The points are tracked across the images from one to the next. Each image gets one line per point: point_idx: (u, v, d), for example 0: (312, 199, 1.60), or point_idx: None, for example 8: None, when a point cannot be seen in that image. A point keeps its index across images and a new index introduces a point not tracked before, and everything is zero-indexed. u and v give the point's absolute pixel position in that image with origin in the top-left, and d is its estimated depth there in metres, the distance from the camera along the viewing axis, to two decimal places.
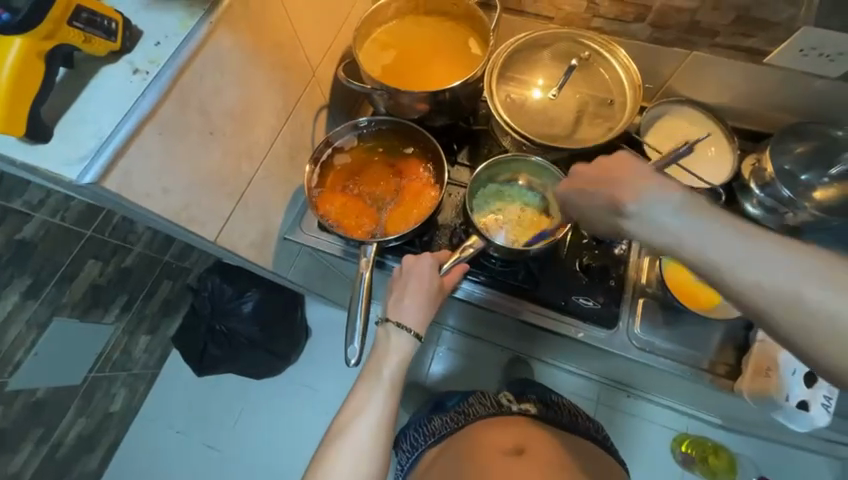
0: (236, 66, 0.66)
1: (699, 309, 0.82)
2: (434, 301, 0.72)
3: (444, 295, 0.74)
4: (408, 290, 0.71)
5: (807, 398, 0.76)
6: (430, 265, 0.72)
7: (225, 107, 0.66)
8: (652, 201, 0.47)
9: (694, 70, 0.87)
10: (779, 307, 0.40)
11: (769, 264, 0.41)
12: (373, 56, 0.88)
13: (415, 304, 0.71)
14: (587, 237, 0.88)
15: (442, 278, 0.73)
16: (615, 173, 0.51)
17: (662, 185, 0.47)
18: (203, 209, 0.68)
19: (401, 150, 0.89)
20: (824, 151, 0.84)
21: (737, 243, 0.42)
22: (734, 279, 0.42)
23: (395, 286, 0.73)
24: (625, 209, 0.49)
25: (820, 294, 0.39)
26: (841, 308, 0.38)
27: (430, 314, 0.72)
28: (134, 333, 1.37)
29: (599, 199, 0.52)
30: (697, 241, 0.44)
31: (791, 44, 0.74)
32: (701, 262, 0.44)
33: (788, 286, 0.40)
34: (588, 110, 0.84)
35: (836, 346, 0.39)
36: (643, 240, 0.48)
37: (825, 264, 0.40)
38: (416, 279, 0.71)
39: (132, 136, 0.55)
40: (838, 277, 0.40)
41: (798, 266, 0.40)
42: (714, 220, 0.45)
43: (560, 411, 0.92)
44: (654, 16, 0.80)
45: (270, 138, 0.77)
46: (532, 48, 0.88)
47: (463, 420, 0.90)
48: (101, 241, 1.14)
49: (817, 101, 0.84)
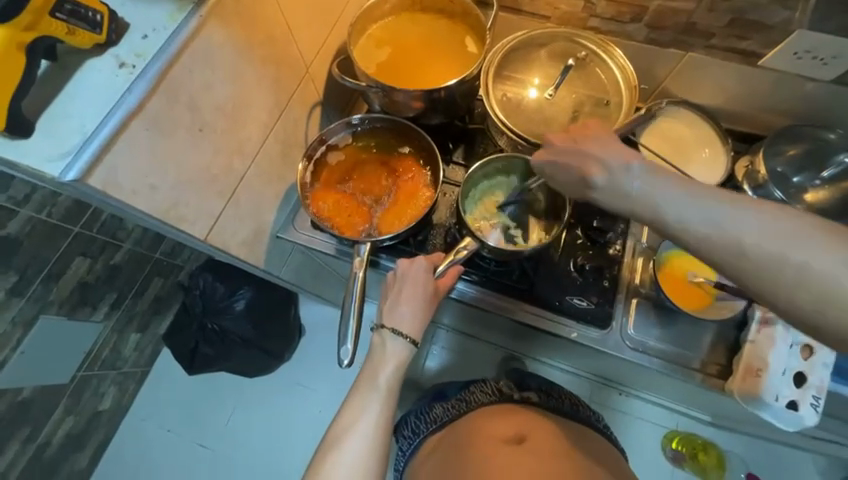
0: (227, 61, 0.64)
1: (693, 310, 0.83)
2: (429, 304, 0.71)
3: (439, 298, 0.74)
4: (403, 294, 0.71)
5: (797, 398, 0.77)
6: (424, 268, 0.72)
7: (215, 103, 0.64)
8: (613, 168, 0.50)
9: (690, 71, 0.87)
10: (729, 255, 0.42)
11: (720, 216, 0.43)
12: (368, 52, 0.87)
13: (410, 309, 0.70)
14: (582, 237, 0.88)
15: (437, 280, 0.73)
16: (581, 145, 0.53)
17: (621, 152, 0.50)
18: (192, 207, 0.66)
19: (395, 149, 0.88)
20: (815, 153, 0.85)
21: (691, 199, 0.44)
22: (686, 232, 0.44)
23: (390, 290, 0.72)
24: (591, 179, 0.51)
25: (765, 239, 0.41)
26: (793, 253, 0.39)
27: (426, 318, 0.71)
28: (123, 331, 1.35)
29: (565, 169, 0.54)
30: (653, 200, 0.46)
31: (786, 46, 0.75)
32: (656, 218, 0.46)
33: (738, 235, 0.42)
34: (584, 110, 0.84)
35: (793, 290, 0.39)
36: (608, 205, 0.50)
37: (778, 212, 0.42)
38: (411, 283, 0.71)
39: (119, 131, 0.53)
40: (791, 224, 0.41)
41: (752, 217, 0.42)
42: (671, 180, 0.47)
43: (561, 400, 0.92)
44: (650, 17, 0.80)
45: (262, 134, 0.76)
46: (528, 47, 0.88)
47: (464, 408, 0.91)
48: (89, 238, 1.12)
49: (810, 104, 0.84)
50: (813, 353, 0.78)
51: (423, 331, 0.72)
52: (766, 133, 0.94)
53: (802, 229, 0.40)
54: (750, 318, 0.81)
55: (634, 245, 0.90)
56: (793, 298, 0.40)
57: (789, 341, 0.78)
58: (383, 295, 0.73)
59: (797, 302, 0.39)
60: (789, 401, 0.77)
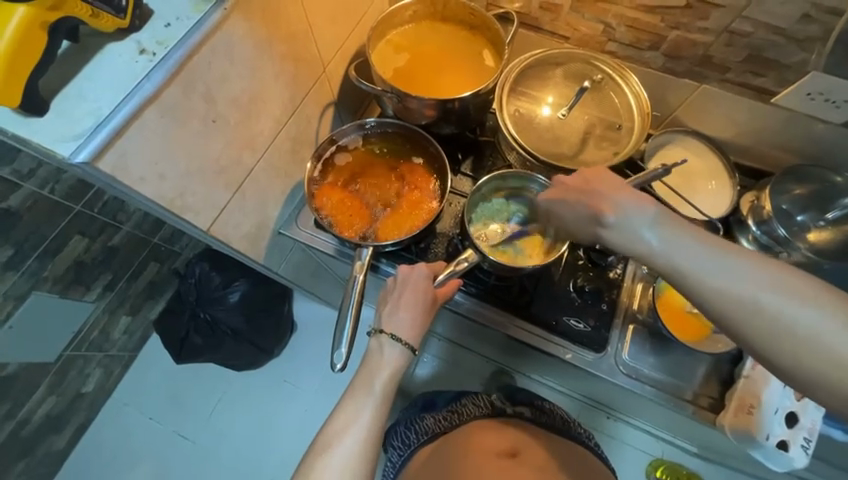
0: (246, 55, 0.64)
1: (689, 340, 0.82)
2: (428, 312, 0.71)
3: (438, 308, 0.73)
4: (402, 301, 0.70)
5: (788, 438, 0.77)
6: (425, 276, 0.71)
7: (230, 96, 0.64)
8: (627, 211, 0.51)
9: (702, 102, 0.88)
10: (743, 312, 0.42)
11: (735, 272, 0.43)
12: (385, 58, 0.87)
13: (408, 316, 0.70)
14: (584, 258, 0.88)
15: (435, 291, 0.72)
16: (594, 185, 0.55)
17: (637, 198, 0.51)
18: (198, 197, 0.66)
19: (405, 155, 0.88)
20: (821, 194, 0.85)
21: (703, 252, 0.46)
22: (702, 286, 0.44)
23: (389, 294, 0.72)
24: (606, 220, 0.52)
25: (776, 299, 0.42)
26: (798, 316, 0.41)
27: (424, 326, 0.71)
28: (114, 313, 1.34)
29: (579, 208, 0.56)
30: (667, 250, 0.47)
31: (799, 87, 0.76)
32: (665, 266, 0.47)
33: (749, 293, 0.42)
34: (596, 132, 0.84)
35: (792, 352, 0.41)
36: (621, 248, 0.51)
37: (786, 276, 0.43)
38: (410, 289, 0.71)
39: (133, 117, 0.53)
40: (797, 287, 0.42)
41: (763, 277, 0.43)
42: (684, 232, 0.48)
43: (553, 416, 0.91)
44: (668, 46, 0.81)
45: (274, 130, 0.76)
46: (545, 65, 0.88)
47: (455, 421, 0.89)
48: (90, 217, 1.11)
49: (819, 145, 0.85)
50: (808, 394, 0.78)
51: (421, 339, 0.71)
52: (773, 170, 0.94)
53: (809, 295, 0.42)
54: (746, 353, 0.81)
55: (634, 270, 0.90)
56: (794, 360, 0.41)
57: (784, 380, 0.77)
58: (381, 300, 0.73)
59: (798, 366, 0.41)
60: (779, 441, 0.77)
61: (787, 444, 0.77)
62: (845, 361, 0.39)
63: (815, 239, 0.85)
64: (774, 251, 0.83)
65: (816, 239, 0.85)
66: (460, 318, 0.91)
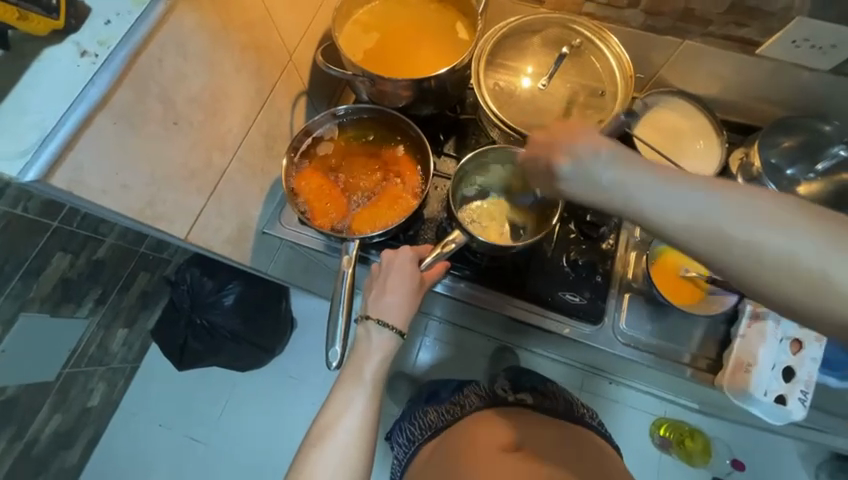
0: (199, 48, 0.60)
1: (685, 304, 0.82)
2: (415, 296, 0.70)
3: (426, 292, 0.72)
4: (388, 285, 0.69)
5: (785, 392, 0.77)
6: (410, 259, 0.70)
7: (188, 94, 0.61)
8: (583, 158, 0.46)
9: (685, 60, 0.85)
10: (711, 243, 0.40)
11: (703, 204, 0.40)
12: (353, 40, 0.83)
13: (396, 300, 0.68)
14: (575, 232, 0.87)
15: (422, 273, 0.71)
16: (551, 138, 0.50)
17: (591, 142, 0.46)
18: (171, 204, 0.63)
19: (385, 141, 0.85)
20: (810, 146, 0.84)
21: (671, 189, 0.41)
22: (672, 223, 0.41)
23: (376, 280, 0.70)
24: (560, 170, 0.48)
25: (743, 225, 0.39)
26: (776, 242, 0.38)
27: (412, 310, 0.69)
28: (109, 326, 1.32)
29: (539, 162, 0.50)
30: (628, 191, 0.43)
31: (784, 35, 0.72)
32: (635, 211, 0.43)
33: (716, 221, 0.39)
34: (578, 101, 0.81)
35: (774, 283, 0.38)
36: (582, 198, 0.47)
37: (755, 199, 0.39)
38: (395, 274, 0.69)
39: (82, 125, 0.49)
40: (773, 211, 0.38)
41: (732, 203, 0.39)
42: (645, 169, 0.43)
43: (556, 400, 0.92)
44: (648, 3, 0.77)
45: (242, 127, 0.72)
46: (521, 34, 0.84)
47: (460, 412, 0.91)
48: (69, 233, 1.07)
49: (806, 95, 0.83)
50: (803, 347, 0.78)
51: (410, 322, 0.70)
52: (761, 125, 0.92)
53: (778, 213, 0.38)
54: (741, 312, 0.81)
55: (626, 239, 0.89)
56: (778, 292, 0.38)
57: (778, 335, 0.77)
58: (367, 287, 0.71)
59: (783, 291, 0.38)
60: (776, 396, 0.77)
61: (784, 398, 0.77)
62: (829, 279, 0.36)
63: (804, 193, 0.84)
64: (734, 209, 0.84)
65: (806, 193, 0.84)
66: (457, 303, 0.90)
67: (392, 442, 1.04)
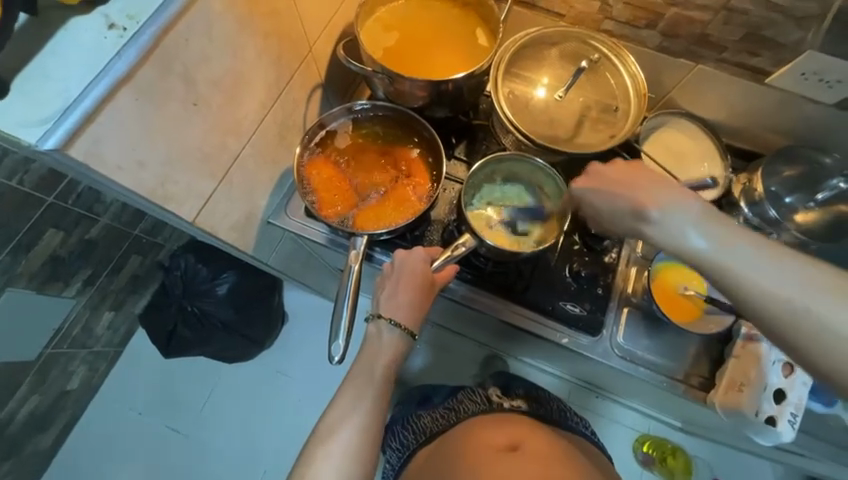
0: (225, 31, 0.60)
1: (684, 322, 0.83)
2: (426, 298, 0.69)
3: (436, 293, 0.71)
4: (400, 285, 0.69)
5: (775, 413, 0.77)
6: (422, 259, 0.70)
7: (211, 77, 0.60)
8: (675, 208, 0.49)
9: (695, 84, 0.87)
10: (786, 316, 0.43)
11: (783, 276, 0.44)
12: (374, 37, 0.83)
13: (407, 299, 0.68)
14: (579, 243, 0.88)
15: (434, 274, 0.71)
16: (636, 179, 0.52)
17: (682, 195, 0.50)
18: (183, 186, 0.62)
19: (398, 140, 0.85)
20: (810, 176, 0.87)
21: (757, 258, 0.45)
22: (755, 290, 0.44)
23: (387, 280, 0.70)
24: (648, 215, 0.50)
25: (818, 302, 0.42)
26: (845, 324, 0.41)
27: (422, 311, 0.69)
28: (96, 309, 1.29)
29: (620, 203, 0.53)
30: (718, 253, 0.46)
31: (794, 66, 0.75)
32: (709, 269, 0.47)
33: (794, 296, 0.43)
34: (591, 115, 0.83)
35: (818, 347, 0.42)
36: (664, 246, 0.50)
37: (825, 277, 0.44)
38: (406, 274, 0.69)
39: (106, 99, 0.49)
40: (840, 290, 0.43)
41: (808, 279, 0.43)
42: (733, 234, 0.47)
43: (549, 407, 0.93)
44: (665, 25, 0.78)
45: (258, 116, 0.72)
46: (539, 45, 0.86)
47: (454, 418, 0.90)
48: (63, 210, 1.04)
49: (809, 127, 0.85)
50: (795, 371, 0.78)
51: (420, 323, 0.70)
52: (764, 152, 0.95)
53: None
54: (735, 334, 0.82)
55: (628, 254, 0.90)
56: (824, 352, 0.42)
57: (772, 357, 0.78)
58: (379, 284, 0.71)
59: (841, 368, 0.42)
60: (766, 417, 0.77)
61: (774, 419, 0.77)
62: None
63: (801, 220, 0.86)
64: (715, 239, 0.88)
65: (803, 221, 0.86)
66: (456, 306, 0.90)
67: (384, 448, 1.04)
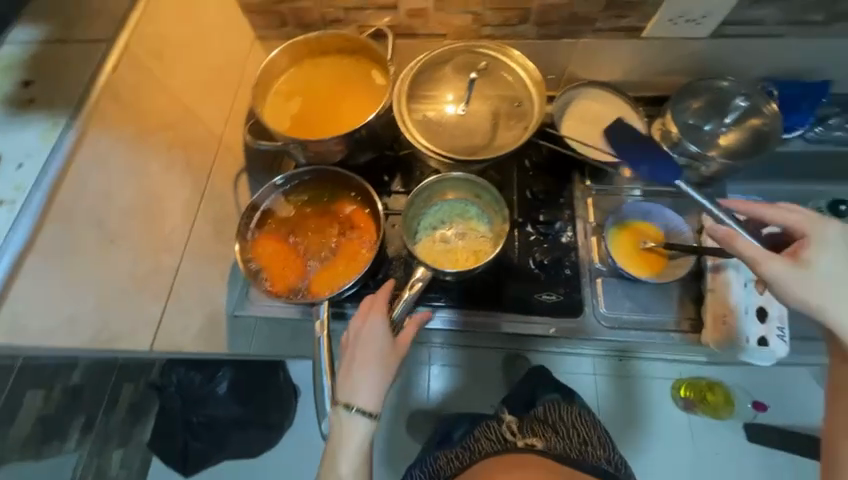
0: (122, 162, 0.60)
1: (652, 274, 0.85)
2: (390, 368, 0.67)
3: (401, 356, 0.70)
4: (357, 362, 0.66)
5: (764, 333, 0.78)
6: (380, 328, 0.68)
7: (122, 209, 0.60)
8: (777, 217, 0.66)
9: (586, 56, 0.92)
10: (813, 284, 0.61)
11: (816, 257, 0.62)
12: (278, 111, 0.86)
13: (368, 376, 0.66)
14: (534, 233, 0.90)
15: (397, 338, 0.70)
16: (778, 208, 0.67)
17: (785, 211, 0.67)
18: (128, 319, 0.62)
19: (331, 196, 0.87)
20: (718, 101, 0.91)
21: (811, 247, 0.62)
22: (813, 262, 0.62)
23: (346, 352, 0.68)
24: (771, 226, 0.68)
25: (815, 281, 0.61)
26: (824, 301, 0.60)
27: (386, 384, 0.67)
28: (103, 452, 1.24)
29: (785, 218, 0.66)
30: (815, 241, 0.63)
31: (661, 16, 0.80)
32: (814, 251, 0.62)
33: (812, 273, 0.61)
34: (501, 114, 0.86)
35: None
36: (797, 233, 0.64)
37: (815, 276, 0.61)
38: (362, 342, 0.67)
39: (13, 274, 0.48)
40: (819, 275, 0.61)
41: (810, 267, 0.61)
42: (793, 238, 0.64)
43: (570, 442, 0.88)
44: (536, 16, 0.83)
45: (187, 223, 0.72)
46: (433, 68, 0.89)
47: (471, 460, 0.89)
48: (36, 368, 0.95)
49: (701, 61, 0.90)
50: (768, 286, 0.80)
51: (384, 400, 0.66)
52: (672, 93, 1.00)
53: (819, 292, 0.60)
54: (703, 268, 0.83)
55: (584, 228, 0.92)
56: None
57: (742, 280, 0.80)
58: (338, 362, 0.69)
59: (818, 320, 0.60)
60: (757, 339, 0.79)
61: (765, 338, 0.78)
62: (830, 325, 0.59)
63: (726, 143, 0.91)
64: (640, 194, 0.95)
65: (727, 142, 0.91)
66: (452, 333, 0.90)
67: None
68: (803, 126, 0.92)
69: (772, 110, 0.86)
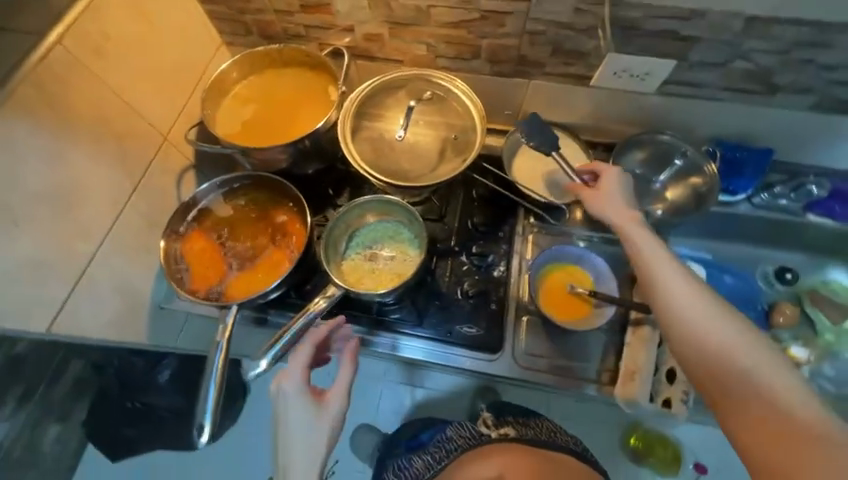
0: (36, 148, 0.62)
1: (577, 321, 0.84)
2: (320, 434, 0.64)
3: (332, 416, 0.66)
4: (283, 442, 0.64)
5: (668, 396, 0.78)
6: (297, 391, 0.66)
7: (29, 193, 0.61)
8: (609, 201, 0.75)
9: (539, 97, 0.93)
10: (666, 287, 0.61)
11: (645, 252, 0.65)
12: (229, 115, 0.88)
13: (297, 453, 0.62)
14: (467, 264, 0.90)
15: (321, 397, 0.67)
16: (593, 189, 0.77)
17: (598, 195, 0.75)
18: (22, 300, 0.63)
19: (269, 203, 0.88)
20: (660, 156, 0.94)
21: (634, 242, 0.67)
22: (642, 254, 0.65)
23: (281, 426, 0.64)
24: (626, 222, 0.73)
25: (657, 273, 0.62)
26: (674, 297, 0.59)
27: (320, 453, 0.63)
28: (40, 422, 1.22)
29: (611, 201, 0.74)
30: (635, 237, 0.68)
31: (604, 69, 0.82)
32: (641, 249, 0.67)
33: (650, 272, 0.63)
34: (447, 143, 0.87)
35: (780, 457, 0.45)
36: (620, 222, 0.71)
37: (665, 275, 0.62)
38: (296, 410, 0.65)
39: None
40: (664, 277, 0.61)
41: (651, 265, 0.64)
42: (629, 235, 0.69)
43: (537, 428, 0.89)
44: (487, 54, 0.85)
45: (111, 213, 0.74)
46: (386, 90, 0.90)
47: (445, 458, 0.87)
48: None
49: (651, 115, 0.91)
50: None
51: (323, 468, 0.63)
52: None
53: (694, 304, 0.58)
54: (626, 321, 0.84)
55: (519, 265, 0.93)
56: (782, 444, 0.46)
57: (657, 339, 0.80)
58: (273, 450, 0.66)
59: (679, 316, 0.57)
60: (662, 401, 0.78)
61: (668, 401, 0.77)
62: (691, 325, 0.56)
63: (672, 195, 0.95)
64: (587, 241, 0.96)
65: (673, 195, 0.95)
66: (387, 357, 0.90)
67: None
68: (744, 193, 0.95)
69: (711, 171, 0.88)
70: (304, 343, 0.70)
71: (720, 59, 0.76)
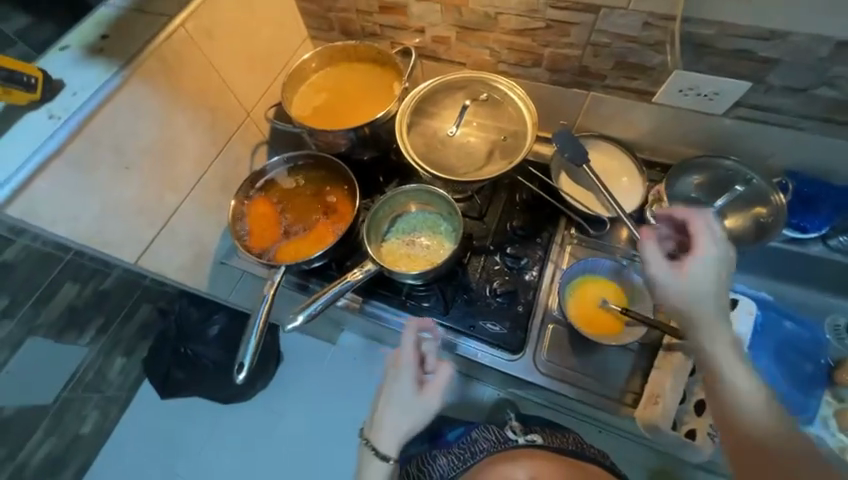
0: (152, 110, 0.75)
1: (604, 336, 0.83)
2: (414, 414, 0.73)
3: (428, 404, 0.74)
4: (382, 408, 0.75)
5: (694, 427, 0.75)
6: (402, 375, 0.74)
7: (140, 146, 0.74)
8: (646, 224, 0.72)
9: (596, 109, 0.93)
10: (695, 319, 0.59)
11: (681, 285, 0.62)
12: (304, 99, 0.98)
13: (392, 420, 0.74)
14: (500, 263, 0.92)
15: (423, 385, 0.75)
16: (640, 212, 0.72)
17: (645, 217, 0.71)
18: (120, 234, 0.75)
19: (325, 182, 0.97)
20: (719, 180, 0.89)
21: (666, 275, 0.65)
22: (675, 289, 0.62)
23: (384, 400, 0.75)
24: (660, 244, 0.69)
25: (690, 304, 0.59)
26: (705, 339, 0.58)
27: (409, 426, 0.73)
28: (109, 355, 1.42)
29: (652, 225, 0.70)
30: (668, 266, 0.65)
31: (670, 86, 0.80)
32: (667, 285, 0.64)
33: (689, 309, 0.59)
34: (497, 145, 0.90)
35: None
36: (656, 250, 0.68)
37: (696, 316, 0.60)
38: (399, 390, 0.74)
39: (35, 174, 0.63)
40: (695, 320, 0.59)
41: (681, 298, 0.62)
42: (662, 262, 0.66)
43: (564, 437, 0.88)
44: (548, 62, 0.87)
45: (197, 172, 0.86)
46: (446, 90, 0.95)
47: (471, 459, 0.87)
48: (79, 265, 1.20)
49: (716, 138, 0.87)
50: None
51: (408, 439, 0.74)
52: None
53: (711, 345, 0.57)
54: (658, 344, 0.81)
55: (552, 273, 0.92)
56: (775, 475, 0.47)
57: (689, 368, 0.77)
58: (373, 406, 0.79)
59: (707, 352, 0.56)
60: (687, 431, 0.76)
61: (693, 433, 0.75)
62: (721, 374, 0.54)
63: (732, 224, 0.89)
64: (631, 260, 0.92)
65: (733, 224, 0.89)
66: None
67: None
68: (818, 232, 0.88)
69: (778, 202, 0.83)
70: (409, 332, 0.77)
71: (801, 85, 0.72)
